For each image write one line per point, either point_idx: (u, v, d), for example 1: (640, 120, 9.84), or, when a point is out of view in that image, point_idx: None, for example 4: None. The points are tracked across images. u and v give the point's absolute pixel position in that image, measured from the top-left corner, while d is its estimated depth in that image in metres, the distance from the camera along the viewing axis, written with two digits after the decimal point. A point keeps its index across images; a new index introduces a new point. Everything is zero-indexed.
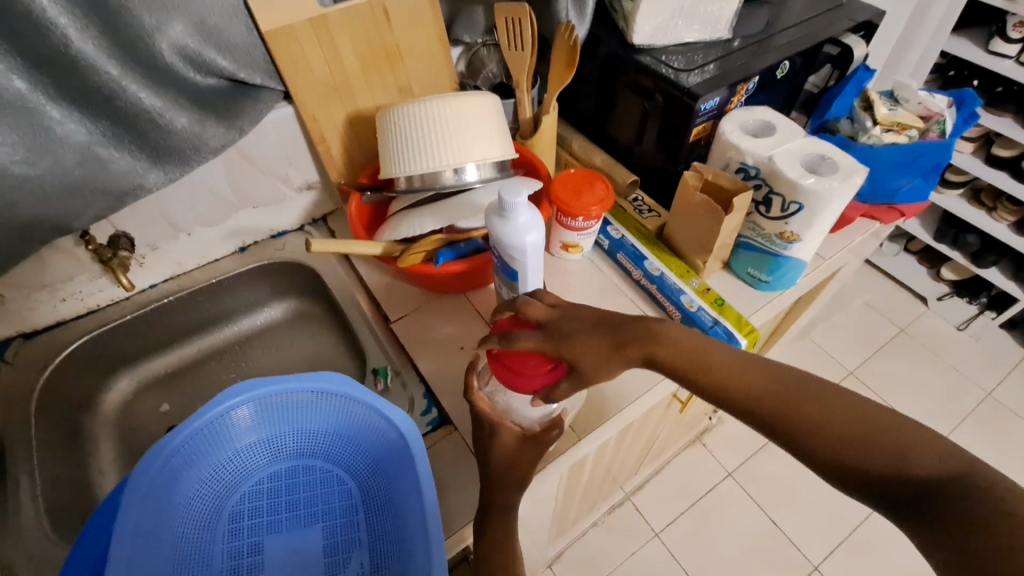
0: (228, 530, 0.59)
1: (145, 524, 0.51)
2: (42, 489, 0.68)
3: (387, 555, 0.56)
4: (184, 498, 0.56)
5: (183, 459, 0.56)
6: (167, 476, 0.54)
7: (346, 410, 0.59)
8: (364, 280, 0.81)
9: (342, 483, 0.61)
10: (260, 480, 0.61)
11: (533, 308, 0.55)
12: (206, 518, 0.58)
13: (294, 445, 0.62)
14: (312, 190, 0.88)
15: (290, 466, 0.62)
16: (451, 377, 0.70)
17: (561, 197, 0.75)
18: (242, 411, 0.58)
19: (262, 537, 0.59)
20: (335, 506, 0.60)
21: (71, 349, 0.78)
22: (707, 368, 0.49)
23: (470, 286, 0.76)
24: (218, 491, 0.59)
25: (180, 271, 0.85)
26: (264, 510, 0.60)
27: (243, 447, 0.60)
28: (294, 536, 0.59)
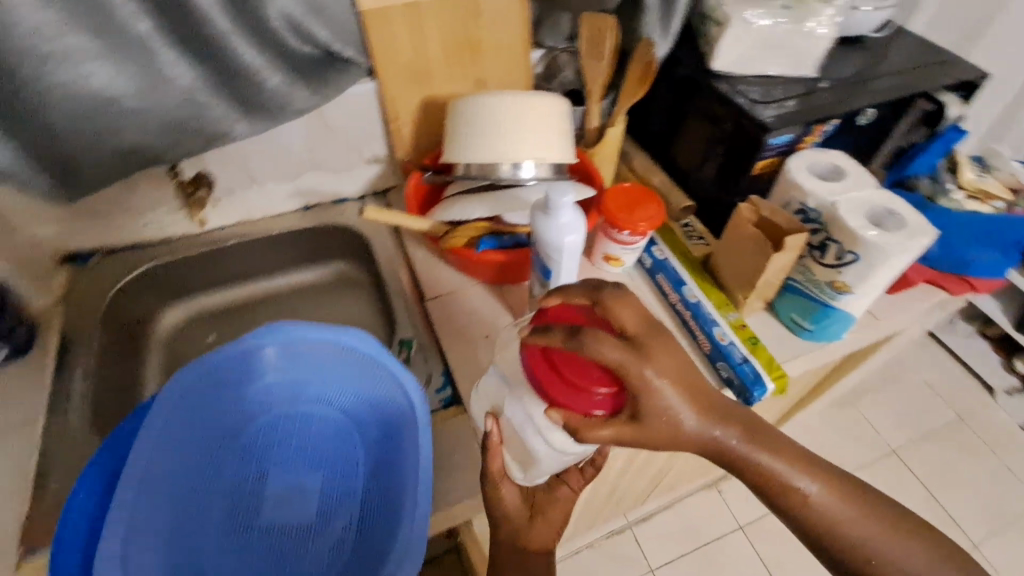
0: (240, 454, 0.63)
1: (171, 432, 0.55)
2: (93, 387, 0.75)
3: (375, 513, 0.59)
4: (209, 416, 0.60)
5: (215, 381, 0.60)
6: (198, 393, 0.58)
7: (368, 370, 0.61)
8: (409, 256, 0.85)
9: (350, 436, 0.64)
10: (277, 415, 0.65)
11: (624, 312, 0.49)
12: (224, 439, 0.62)
13: (314, 390, 0.65)
14: (378, 164, 0.93)
15: (307, 409, 0.65)
16: (471, 362, 0.72)
17: (610, 208, 0.76)
18: (274, 349, 0.61)
19: (269, 467, 0.63)
20: (339, 455, 0.63)
21: (142, 270, 0.86)
22: (795, 487, 0.51)
23: (507, 279, 0.78)
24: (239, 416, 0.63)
25: (247, 218, 0.92)
26: (276, 443, 0.64)
27: (269, 382, 0.64)
28: (297, 473, 0.63)
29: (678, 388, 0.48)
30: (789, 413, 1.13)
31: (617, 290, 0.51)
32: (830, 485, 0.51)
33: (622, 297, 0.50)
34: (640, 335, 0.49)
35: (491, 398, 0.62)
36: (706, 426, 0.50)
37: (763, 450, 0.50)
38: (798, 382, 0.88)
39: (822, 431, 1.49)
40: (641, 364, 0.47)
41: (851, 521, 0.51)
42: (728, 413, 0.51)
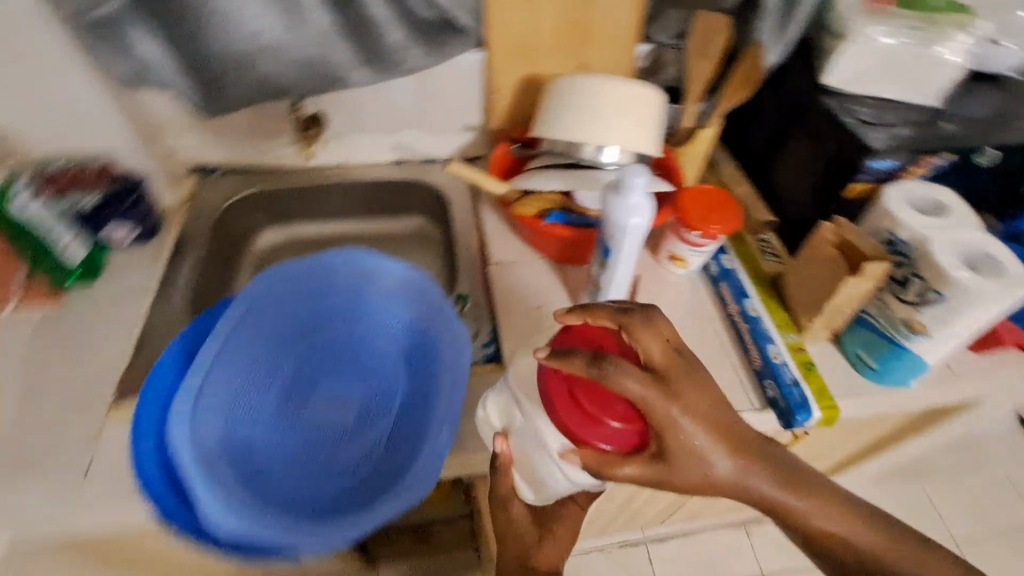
0: (296, 361, 0.68)
1: (245, 322, 0.63)
2: (196, 282, 0.85)
3: (401, 439, 0.62)
4: (277, 320, 0.67)
5: (292, 290, 0.67)
6: (276, 296, 0.66)
7: (423, 308, 0.67)
8: (483, 221, 0.89)
9: (393, 367, 0.68)
10: (334, 334, 0.70)
11: (651, 342, 0.49)
12: (286, 344, 0.68)
13: (370, 319, 0.70)
14: (471, 132, 0.98)
15: (361, 335, 0.70)
16: (519, 326, 0.75)
17: (685, 206, 0.75)
18: (345, 272, 0.68)
19: (318, 378, 0.68)
20: (380, 382, 0.68)
21: (251, 191, 0.96)
22: (820, 518, 0.50)
23: (568, 258, 0.81)
24: (302, 327, 0.69)
25: (347, 162, 1.00)
26: (327, 359, 0.69)
27: (334, 302, 0.70)
28: (340, 390, 0.68)
29: (707, 427, 0.47)
30: (838, 465, 1.06)
31: (646, 315, 0.50)
32: (868, 519, 0.52)
33: (650, 323, 0.49)
34: (665, 367, 0.48)
35: (502, 415, 0.59)
36: (739, 461, 0.49)
37: (795, 492, 0.50)
38: (851, 427, 0.83)
39: (876, 499, 1.38)
40: (668, 406, 0.46)
41: (899, 556, 0.51)
42: (759, 452, 0.50)
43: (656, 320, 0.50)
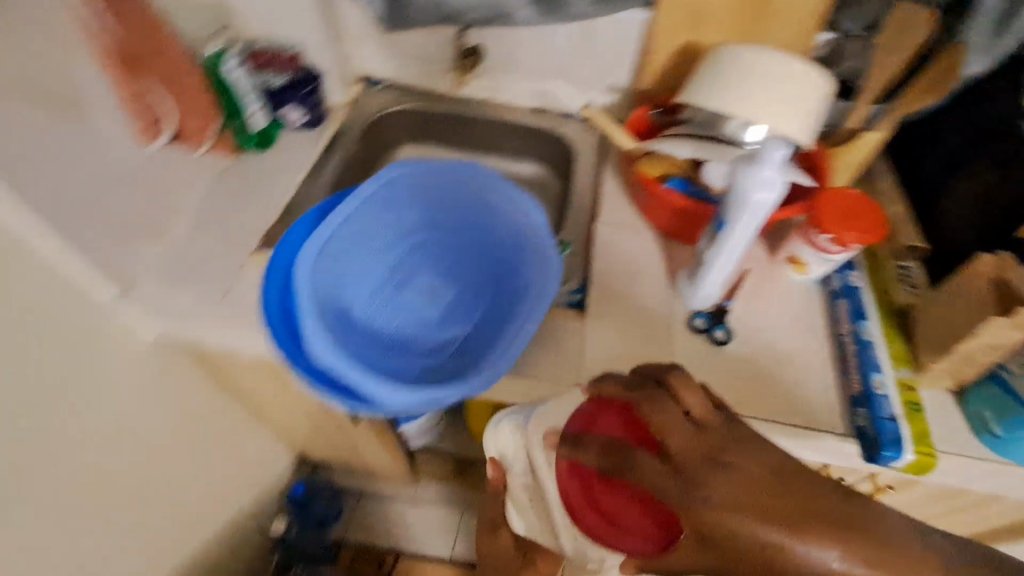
0: (404, 248, 0.70)
1: (374, 198, 0.66)
2: (339, 174, 0.96)
3: (469, 349, 0.63)
4: (401, 206, 0.69)
5: (423, 184, 0.68)
6: (407, 185, 0.68)
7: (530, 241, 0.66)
8: (603, 180, 0.90)
9: (485, 285, 0.69)
10: (444, 237, 0.72)
11: (665, 419, 0.41)
12: (400, 230, 0.70)
13: (480, 233, 0.71)
14: (616, 93, 0.98)
15: (467, 245, 0.72)
16: (610, 284, 0.76)
17: (821, 206, 0.70)
18: (475, 183, 0.68)
19: (416, 271, 0.70)
20: (468, 293, 0.69)
21: (403, 107, 1.05)
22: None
23: (677, 233, 0.79)
24: (420, 221, 0.71)
25: (491, 99, 1.05)
26: (430, 257, 0.71)
27: (456, 207, 0.70)
28: (431, 286, 0.69)
29: (739, 507, 0.35)
30: None
31: (659, 390, 0.43)
32: None
33: (659, 397, 0.43)
34: (677, 453, 0.39)
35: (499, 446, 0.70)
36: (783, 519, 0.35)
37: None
38: (930, 492, 0.76)
39: None
40: (683, 493, 0.37)
41: None
42: (805, 509, 0.35)
43: (681, 395, 0.43)
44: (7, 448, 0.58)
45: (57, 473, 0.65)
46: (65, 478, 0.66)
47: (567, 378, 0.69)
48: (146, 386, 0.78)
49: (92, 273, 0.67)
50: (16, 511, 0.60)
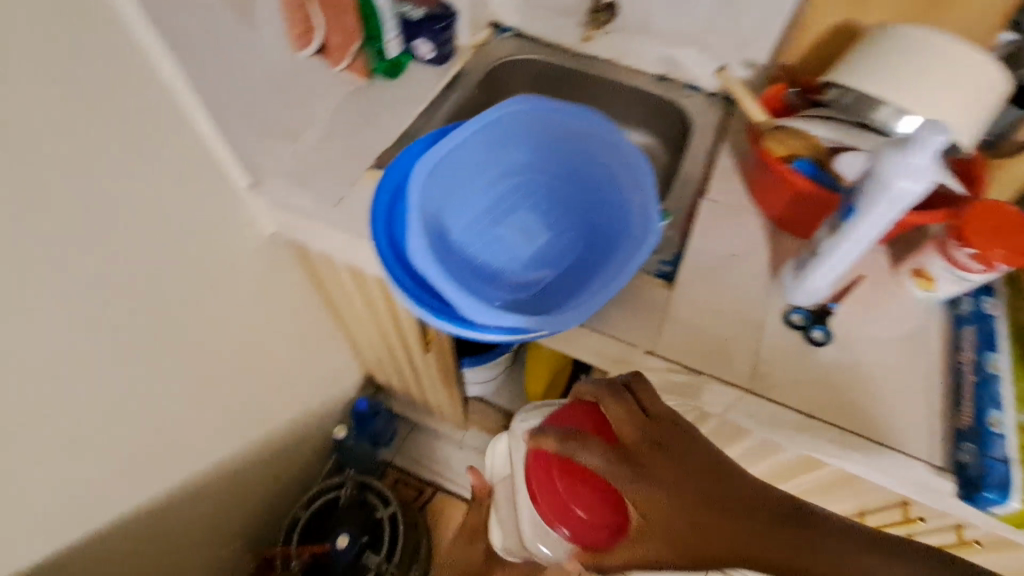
0: (508, 185, 0.71)
1: (491, 130, 0.67)
2: (453, 113, 0.98)
3: (556, 294, 0.63)
4: (514, 144, 0.69)
5: (540, 125, 0.69)
6: (525, 123, 0.68)
7: (635, 199, 0.65)
8: (719, 158, 0.85)
9: (581, 235, 0.68)
10: (550, 182, 0.71)
11: (621, 413, 0.50)
12: (508, 168, 0.70)
13: (586, 185, 0.70)
14: (751, 70, 0.91)
15: (570, 195, 0.71)
16: (705, 262, 0.73)
17: (970, 217, 0.62)
18: (591, 132, 0.67)
19: (516, 208, 0.70)
20: (564, 239, 0.68)
21: (526, 57, 1.05)
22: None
23: (788, 223, 0.73)
24: (528, 162, 0.71)
25: (616, 61, 1.02)
26: (532, 199, 0.71)
27: (566, 155, 0.70)
28: (528, 226, 0.69)
29: (669, 481, 0.44)
30: None
31: (619, 391, 0.52)
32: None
33: (620, 397, 0.51)
34: (629, 439, 0.48)
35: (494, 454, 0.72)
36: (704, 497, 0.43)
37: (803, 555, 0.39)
38: None
39: None
40: (627, 470, 0.45)
41: None
42: (727, 492, 0.43)
43: (638, 395, 0.52)
44: (138, 296, 0.68)
45: (175, 329, 0.75)
46: (180, 334, 0.76)
47: (642, 343, 0.67)
48: (257, 274, 0.88)
49: (232, 163, 0.76)
50: (138, 349, 0.71)
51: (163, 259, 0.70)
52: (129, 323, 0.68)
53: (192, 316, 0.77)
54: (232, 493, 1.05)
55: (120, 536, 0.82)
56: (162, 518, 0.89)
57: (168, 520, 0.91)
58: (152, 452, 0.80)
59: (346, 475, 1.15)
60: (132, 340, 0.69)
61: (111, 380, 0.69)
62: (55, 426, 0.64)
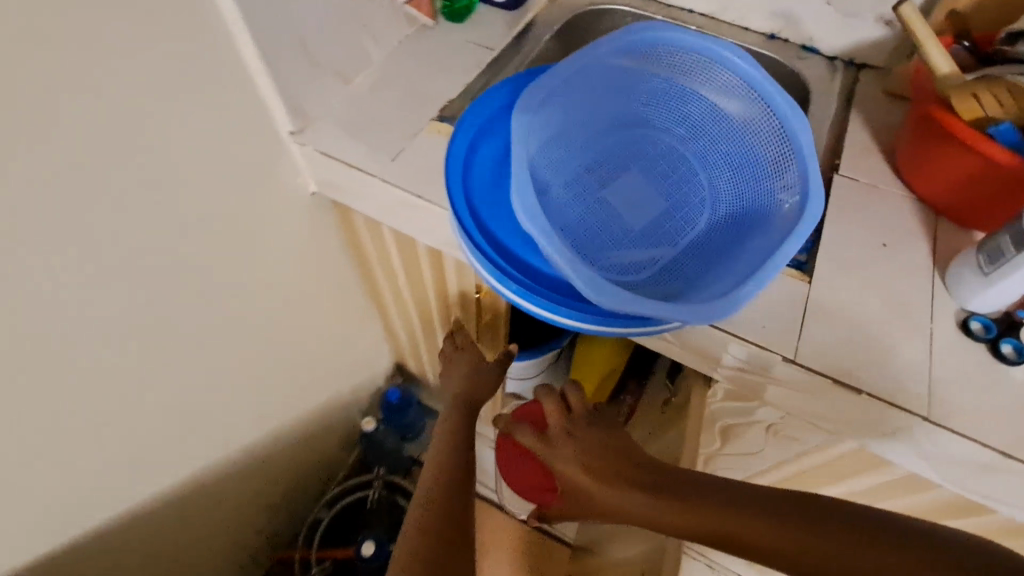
0: (614, 140, 0.57)
1: (596, 69, 0.53)
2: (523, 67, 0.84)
3: (675, 279, 0.50)
4: (623, 90, 0.56)
5: (658, 66, 0.54)
6: (639, 62, 0.54)
7: (783, 165, 0.51)
8: (850, 131, 0.71)
9: (706, 206, 0.54)
10: (666, 139, 0.57)
11: (548, 405, 0.62)
12: (614, 119, 0.57)
13: (713, 144, 0.55)
14: (890, 28, 0.75)
15: (693, 155, 0.56)
16: (844, 254, 0.59)
17: None
18: (725, 76, 0.52)
19: (624, 169, 0.56)
20: (684, 210, 0.54)
21: (609, 7, 0.89)
22: (720, 527, 0.44)
23: (959, 211, 0.59)
24: (639, 113, 0.57)
25: (717, 15, 0.86)
26: (644, 159, 0.57)
27: (689, 105, 0.56)
28: (638, 193, 0.56)
29: (579, 451, 0.58)
30: None
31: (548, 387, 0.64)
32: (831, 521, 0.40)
33: (546, 393, 0.63)
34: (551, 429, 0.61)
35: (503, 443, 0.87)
36: (598, 460, 0.56)
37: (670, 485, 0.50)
38: None
39: None
40: (545, 447, 0.60)
41: None
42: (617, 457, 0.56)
43: (567, 393, 0.64)
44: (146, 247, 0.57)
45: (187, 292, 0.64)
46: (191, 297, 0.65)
47: (777, 349, 0.54)
48: (295, 241, 0.76)
49: (274, 101, 0.63)
50: (143, 312, 0.60)
51: (180, 206, 0.59)
52: (132, 279, 0.57)
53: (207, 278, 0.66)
54: (252, 485, 0.95)
55: (115, 526, 0.71)
56: (165, 509, 0.78)
57: (178, 516, 0.81)
58: (154, 433, 0.69)
59: (376, 473, 1.04)
60: (134, 299, 0.58)
61: (107, 345, 0.58)
62: (36, 395, 0.53)
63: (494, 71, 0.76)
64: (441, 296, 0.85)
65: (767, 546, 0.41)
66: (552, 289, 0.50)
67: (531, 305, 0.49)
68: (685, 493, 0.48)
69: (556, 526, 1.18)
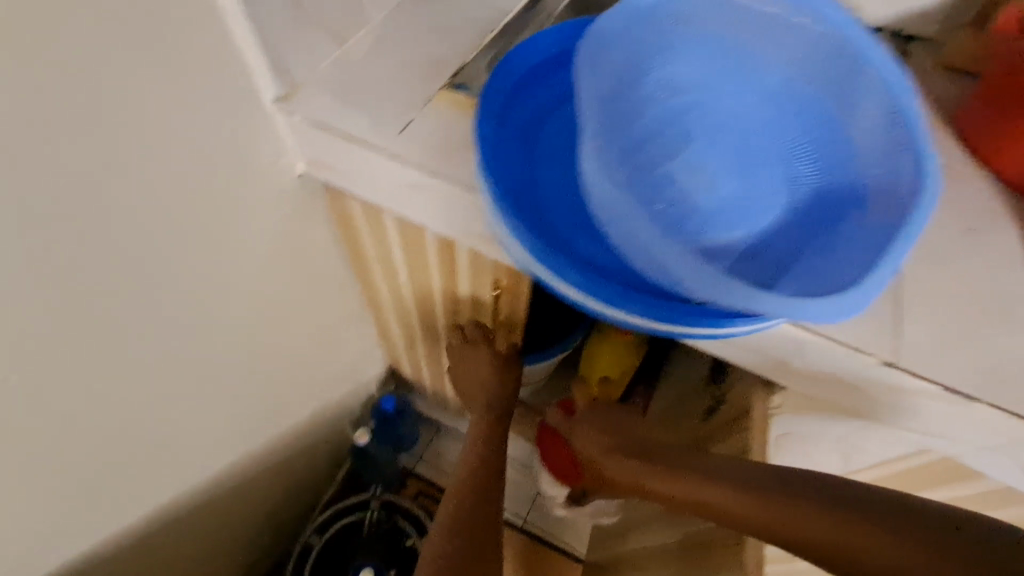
0: (676, 99, 0.48)
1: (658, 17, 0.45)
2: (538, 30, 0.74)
3: (766, 264, 0.42)
4: (684, 43, 0.48)
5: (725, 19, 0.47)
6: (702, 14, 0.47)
7: (886, 126, 0.43)
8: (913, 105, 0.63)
9: (795, 173, 0.45)
10: (737, 97, 0.48)
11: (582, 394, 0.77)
12: (674, 73, 0.48)
13: (793, 104, 0.47)
14: None
15: (771, 114, 0.47)
16: (929, 241, 0.52)
17: None
18: (804, 29, 0.46)
19: (692, 132, 0.47)
20: (770, 176, 0.45)
21: None
22: (775, 524, 0.45)
23: None
24: (704, 66, 0.48)
25: None
26: (715, 119, 0.47)
27: (762, 58, 0.47)
28: (711, 161, 0.46)
29: (592, 437, 0.68)
30: None
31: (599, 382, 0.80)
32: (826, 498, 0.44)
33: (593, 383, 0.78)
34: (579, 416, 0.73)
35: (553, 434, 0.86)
36: (615, 446, 0.65)
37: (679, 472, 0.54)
38: None
39: None
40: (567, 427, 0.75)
41: None
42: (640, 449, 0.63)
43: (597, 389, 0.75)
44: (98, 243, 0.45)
45: (151, 297, 0.52)
46: (157, 303, 0.53)
47: (875, 351, 0.46)
48: (282, 231, 0.65)
49: (257, 61, 0.52)
50: (98, 322, 0.48)
51: (144, 189, 0.47)
52: (82, 282, 0.45)
53: (176, 280, 0.54)
54: (234, 513, 0.84)
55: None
56: (129, 553, 0.66)
57: (149, 555, 0.70)
58: (113, 468, 0.57)
59: (372, 492, 0.94)
60: (82, 309, 0.47)
61: (48, 366, 0.46)
62: None
63: (502, 47, 0.65)
64: (448, 294, 0.75)
65: (824, 543, 0.42)
66: (620, 280, 0.41)
67: (599, 301, 0.40)
68: (690, 473, 0.53)
69: (567, 536, 1.16)
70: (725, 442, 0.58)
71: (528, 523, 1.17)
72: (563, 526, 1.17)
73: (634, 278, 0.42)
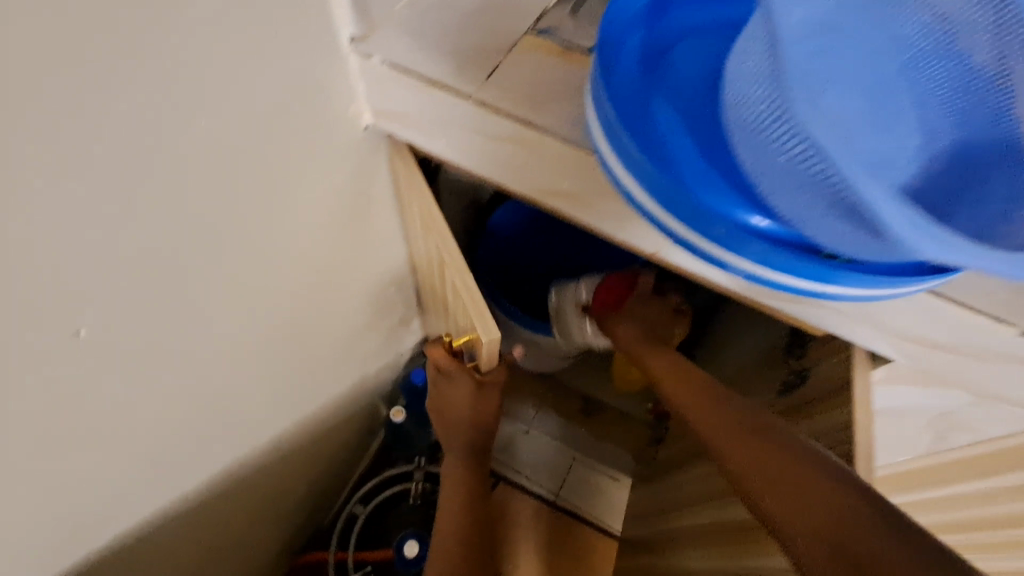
0: (813, 25, 0.42)
1: None
2: None
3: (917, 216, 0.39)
4: None
5: None
6: None
7: None
8: None
9: (931, 121, 0.42)
10: (871, 30, 0.43)
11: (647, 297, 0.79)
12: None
13: (928, 42, 0.43)
14: None
15: (907, 51, 0.43)
16: None
17: None
18: None
19: (829, 64, 0.41)
20: (906, 125, 0.42)
21: None
22: (759, 477, 0.48)
23: None
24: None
25: None
26: (849, 55, 0.42)
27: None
28: (849, 99, 0.41)
29: (647, 319, 0.77)
30: None
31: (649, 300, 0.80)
32: (808, 471, 0.46)
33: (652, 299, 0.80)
34: (642, 306, 0.78)
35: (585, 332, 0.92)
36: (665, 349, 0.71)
37: (699, 409, 0.58)
38: None
39: None
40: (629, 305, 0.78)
41: None
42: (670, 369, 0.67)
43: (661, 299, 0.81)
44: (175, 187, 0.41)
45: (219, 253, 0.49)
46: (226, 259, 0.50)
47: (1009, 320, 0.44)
48: (344, 185, 0.61)
49: None
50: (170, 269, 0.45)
51: (225, 129, 0.44)
52: (157, 224, 0.42)
53: (242, 229, 0.51)
54: (277, 483, 0.82)
55: (112, 545, 0.57)
56: (175, 520, 0.64)
57: (197, 519, 0.68)
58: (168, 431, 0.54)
59: (415, 463, 0.93)
60: (153, 254, 0.43)
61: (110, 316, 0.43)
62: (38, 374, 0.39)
63: None
64: (449, 310, 0.67)
65: (798, 516, 0.44)
66: (756, 233, 0.39)
67: (729, 252, 0.40)
68: (707, 413, 0.57)
69: (601, 514, 1.14)
70: (814, 416, 0.56)
71: (560, 497, 1.16)
72: (596, 500, 1.16)
73: (772, 228, 0.39)
